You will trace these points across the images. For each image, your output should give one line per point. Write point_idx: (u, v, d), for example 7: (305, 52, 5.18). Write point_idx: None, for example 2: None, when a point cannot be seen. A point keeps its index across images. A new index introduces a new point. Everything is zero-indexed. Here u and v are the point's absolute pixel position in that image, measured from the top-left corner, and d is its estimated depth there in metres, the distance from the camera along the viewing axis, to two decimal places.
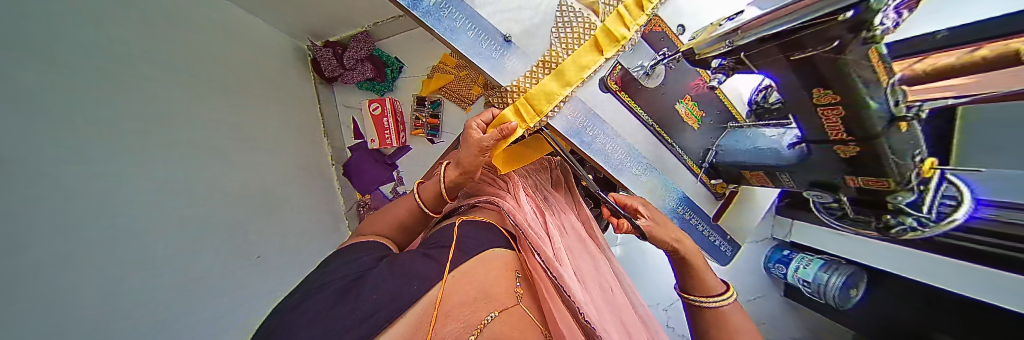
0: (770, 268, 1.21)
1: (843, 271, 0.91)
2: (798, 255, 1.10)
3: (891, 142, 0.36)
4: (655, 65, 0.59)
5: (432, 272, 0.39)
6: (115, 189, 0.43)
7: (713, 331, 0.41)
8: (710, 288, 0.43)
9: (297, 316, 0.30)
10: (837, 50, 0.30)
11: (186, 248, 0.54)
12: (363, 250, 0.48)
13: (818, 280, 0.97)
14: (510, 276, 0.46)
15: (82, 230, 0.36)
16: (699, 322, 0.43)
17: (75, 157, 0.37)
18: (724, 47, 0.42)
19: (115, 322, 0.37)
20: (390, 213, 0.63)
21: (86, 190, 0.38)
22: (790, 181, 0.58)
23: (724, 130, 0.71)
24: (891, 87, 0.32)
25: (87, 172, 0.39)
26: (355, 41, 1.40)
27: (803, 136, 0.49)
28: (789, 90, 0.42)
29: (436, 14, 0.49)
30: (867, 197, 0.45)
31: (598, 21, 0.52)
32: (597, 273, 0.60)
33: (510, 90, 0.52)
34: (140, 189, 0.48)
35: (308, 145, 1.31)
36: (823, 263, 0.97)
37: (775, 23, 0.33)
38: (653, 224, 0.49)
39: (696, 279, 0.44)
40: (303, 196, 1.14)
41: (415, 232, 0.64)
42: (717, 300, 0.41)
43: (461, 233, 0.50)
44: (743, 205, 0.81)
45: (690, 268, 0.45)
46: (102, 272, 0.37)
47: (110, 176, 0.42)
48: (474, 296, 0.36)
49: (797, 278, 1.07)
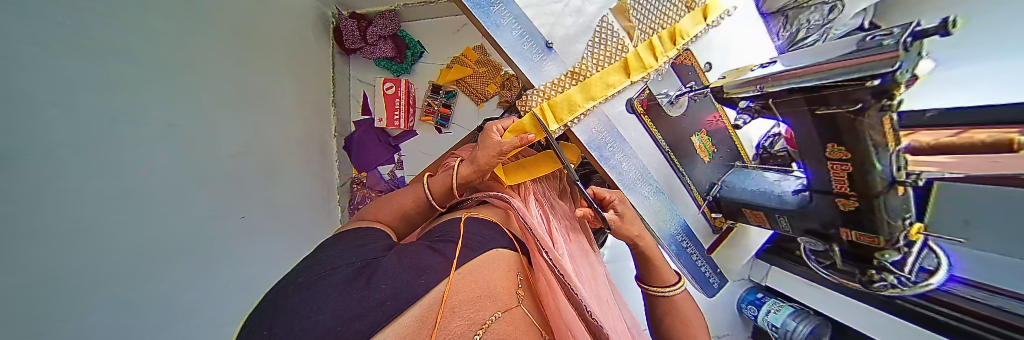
0: (743, 309, 1.26)
1: (810, 320, 0.98)
2: (770, 299, 1.16)
3: (887, 203, 0.39)
4: (680, 95, 0.63)
5: (442, 267, 0.39)
6: (45, 138, 0.38)
7: (668, 317, 0.58)
8: (664, 281, 0.58)
9: (306, 298, 0.30)
10: (858, 112, 0.32)
11: (121, 218, 0.49)
12: (361, 238, 0.47)
13: (786, 326, 1.03)
14: (513, 276, 0.46)
15: (11, 165, 0.32)
16: (660, 312, 0.59)
17: (21, 83, 0.34)
18: (751, 91, 0.45)
19: (21, 303, 0.32)
20: (394, 201, 0.62)
21: (20, 120, 0.34)
22: (787, 226, 0.61)
23: (732, 167, 0.75)
24: (897, 152, 0.35)
25: (25, 115, 0.35)
26: (380, 18, 1.40)
27: (809, 184, 0.52)
28: (808, 141, 0.45)
29: (485, 9, 0.50)
30: (859, 251, 0.48)
31: (631, 45, 0.55)
32: (595, 280, 0.61)
33: (540, 92, 0.54)
34: (74, 149, 0.42)
35: (310, 113, 1.29)
36: (793, 311, 1.04)
37: (806, 77, 0.36)
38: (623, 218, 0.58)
39: (656, 275, 0.58)
40: (291, 164, 1.12)
41: (417, 224, 0.64)
42: (669, 290, 0.57)
43: (466, 230, 0.50)
44: (738, 242, 0.83)
45: (653, 267, 0.58)
46: (15, 218, 0.33)
47: (48, 113, 0.38)
48: (478, 294, 0.37)
49: (765, 321, 1.13)
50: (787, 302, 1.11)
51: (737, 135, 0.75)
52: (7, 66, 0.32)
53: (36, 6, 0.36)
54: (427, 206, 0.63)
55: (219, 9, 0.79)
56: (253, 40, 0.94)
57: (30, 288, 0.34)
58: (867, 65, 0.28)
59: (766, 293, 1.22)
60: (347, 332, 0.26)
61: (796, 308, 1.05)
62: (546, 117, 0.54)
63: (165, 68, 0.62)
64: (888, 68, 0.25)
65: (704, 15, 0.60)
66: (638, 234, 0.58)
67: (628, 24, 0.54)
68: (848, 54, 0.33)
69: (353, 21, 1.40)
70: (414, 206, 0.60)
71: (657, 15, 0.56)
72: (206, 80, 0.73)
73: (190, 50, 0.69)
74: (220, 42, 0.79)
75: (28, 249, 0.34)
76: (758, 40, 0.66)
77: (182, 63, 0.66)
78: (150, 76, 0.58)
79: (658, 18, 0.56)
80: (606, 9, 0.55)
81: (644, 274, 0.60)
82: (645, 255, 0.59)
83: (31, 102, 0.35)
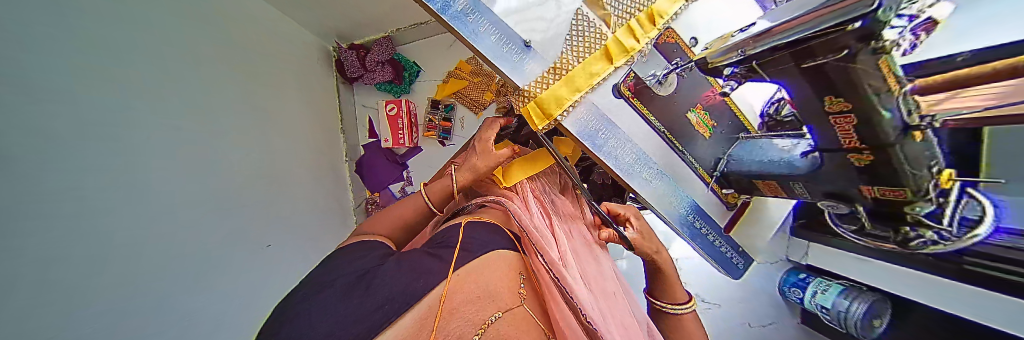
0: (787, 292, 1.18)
1: (863, 297, 0.88)
2: (815, 279, 1.07)
3: (904, 151, 0.36)
4: (667, 74, 0.61)
5: (440, 270, 0.41)
6: (73, 176, 0.41)
7: (673, 332, 0.56)
8: (675, 298, 0.56)
9: (311, 307, 0.32)
10: (849, 59, 0.31)
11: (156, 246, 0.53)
12: (363, 250, 0.49)
13: (837, 307, 0.93)
14: (514, 275, 0.46)
15: (40, 199, 0.35)
16: (662, 323, 0.57)
17: (42, 120, 0.37)
18: (735, 56, 0.43)
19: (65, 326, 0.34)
20: (394, 213, 0.63)
21: (32, 110, 0.36)
22: (804, 191, 0.56)
23: (737, 140, 0.70)
24: (901, 96, 0.34)
25: (49, 152, 0.37)
26: (377, 45, 1.47)
27: (816, 145, 0.49)
28: (804, 100, 0.43)
29: (462, 19, 0.52)
30: (883, 208, 0.45)
31: (609, 32, 0.56)
32: (600, 275, 0.60)
33: (530, 89, 0.55)
34: (101, 183, 0.45)
35: (321, 140, 1.36)
36: (842, 289, 0.94)
37: (785, 34, 0.35)
38: (640, 235, 0.57)
39: (666, 287, 0.56)
40: (308, 190, 1.18)
41: (416, 231, 0.65)
42: (681, 308, 0.55)
43: (466, 234, 0.51)
44: (759, 217, 0.78)
45: (667, 283, 0.56)
46: (54, 247, 0.35)
47: (64, 112, 0.41)
48: (478, 294, 0.37)
49: (813, 304, 1.03)
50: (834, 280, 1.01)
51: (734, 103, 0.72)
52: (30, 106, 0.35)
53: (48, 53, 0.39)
54: (427, 213, 0.65)
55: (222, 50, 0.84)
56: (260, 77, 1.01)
57: (73, 305, 0.36)
58: (842, 11, 0.27)
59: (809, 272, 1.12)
60: (347, 335, 0.28)
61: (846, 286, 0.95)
62: (532, 114, 0.55)
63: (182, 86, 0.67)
64: (867, 9, 0.24)
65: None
66: (656, 250, 0.57)
67: (603, 12, 0.56)
68: (816, 6, 0.33)
69: (352, 52, 1.49)
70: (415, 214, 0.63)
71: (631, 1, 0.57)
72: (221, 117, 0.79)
73: (200, 75, 0.75)
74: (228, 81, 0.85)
75: (67, 276, 0.37)
76: (741, 7, 0.64)
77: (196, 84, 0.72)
78: (158, 81, 0.61)
79: (633, 3, 0.57)
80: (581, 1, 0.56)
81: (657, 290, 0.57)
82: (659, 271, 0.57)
83: (34, 99, 0.36)
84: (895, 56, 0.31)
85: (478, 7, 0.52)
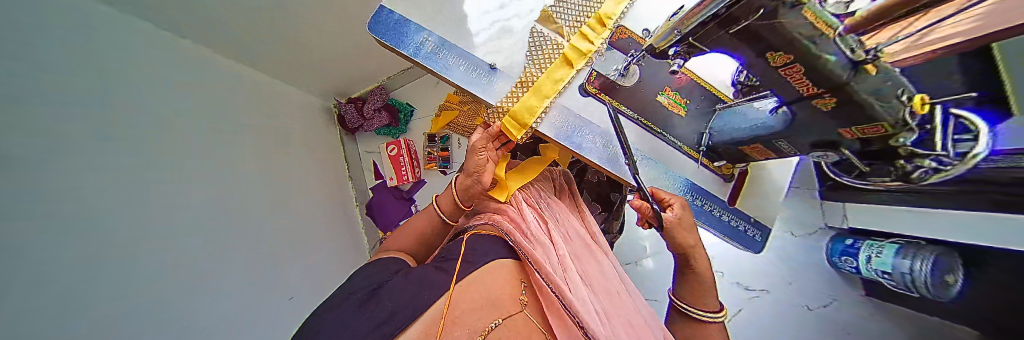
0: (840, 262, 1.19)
1: (924, 255, 0.81)
2: (866, 244, 1.05)
3: (862, 86, 0.37)
4: (627, 65, 0.65)
5: (444, 282, 0.41)
6: (94, 239, 0.43)
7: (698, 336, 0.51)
8: (706, 304, 0.51)
9: (322, 326, 0.34)
10: (770, 16, 0.34)
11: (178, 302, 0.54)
12: (385, 264, 0.53)
13: (901, 269, 0.86)
14: (516, 283, 0.47)
15: (56, 264, 0.36)
16: (688, 328, 0.52)
17: (68, 189, 0.40)
18: (675, 37, 0.45)
19: None
20: (412, 225, 0.70)
21: (72, 150, 0.42)
22: (790, 147, 0.55)
23: (714, 112, 0.69)
24: (839, 38, 0.35)
25: (71, 216, 0.40)
26: (373, 94, 1.59)
27: (782, 100, 0.49)
28: (753, 62, 0.44)
29: (432, 58, 0.62)
30: (871, 146, 0.44)
31: (564, 42, 0.61)
32: (602, 276, 0.58)
33: (501, 105, 0.60)
34: (125, 246, 0.47)
35: (333, 187, 1.41)
36: (899, 249, 0.88)
37: (708, 8, 0.37)
38: (676, 222, 0.54)
39: (691, 290, 0.53)
40: (326, 236, 1.19)
41: (434, 244, 0.70)
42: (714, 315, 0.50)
43: (469, 246, 0.52)
44: (769, 184, 0.73)
45: (694, 282, 0.53)
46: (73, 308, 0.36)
47: (100, 160, 0.47)
48: (480, 302, 0.38)
49: (874, 269, 0.98)
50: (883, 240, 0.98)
51: (698, 76, 0.73)
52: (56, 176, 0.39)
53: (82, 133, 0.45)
54: (442, 222, 0.71)
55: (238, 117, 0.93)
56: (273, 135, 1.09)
57: None
58: None
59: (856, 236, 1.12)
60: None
61: (901, 245, 0.89)
62: (510, 125, 0.58)
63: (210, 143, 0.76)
64: None
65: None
66: (687, 244, 0.54)
67: (554, 26, 0.62)
68: None
69: (350, 105, 1.57)
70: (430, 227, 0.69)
71: (579, 11, 0.62)
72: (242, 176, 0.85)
73: (224, 135, 0.84)
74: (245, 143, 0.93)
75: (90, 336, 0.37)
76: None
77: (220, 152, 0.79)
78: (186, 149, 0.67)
79: (582, 11, 0.62)
80: (534, 23, 0.65)
81: (682, 290, 0.54)
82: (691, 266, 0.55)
83: (70, 165, 0.41)
84: (818, 7, 0.33)
85: (444, 46, 0.63)
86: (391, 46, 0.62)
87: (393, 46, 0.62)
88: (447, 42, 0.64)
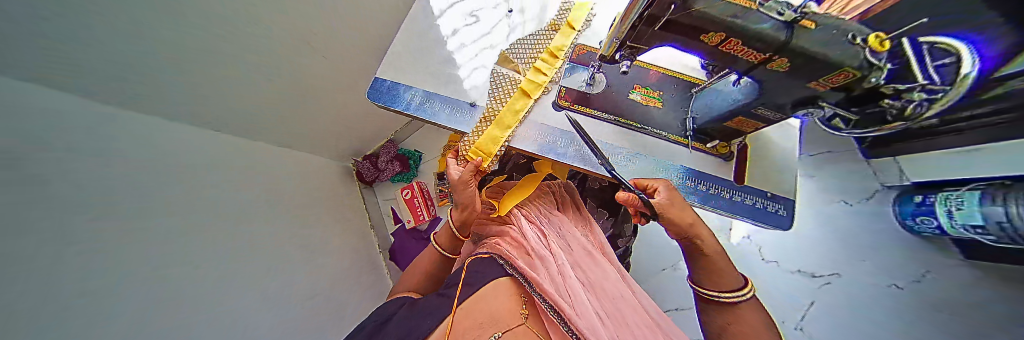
0: (917, 225, 1.12)
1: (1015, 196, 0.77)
2: (939, 198, 1.00)
3: (803, 42, 0.37)
4: (592, 74, 0.70)
5: (446, 309, 0.45)
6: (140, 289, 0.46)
7: (727, 323, 0.48)
8: (727, 283, 0.49)
9: None
10: (684, 7, 0.37)
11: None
12: (390, 302, 0.56)
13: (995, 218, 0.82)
14: (517, 298, 0.48)
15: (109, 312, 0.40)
16: (718, 316, 0.50)
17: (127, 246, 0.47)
18: (614, 42, 0.50)
19: None
20: (416, 268, 0.68)
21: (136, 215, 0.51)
22: (772, 113, 0.53)
23: (691, 96, 0.70)
24: (763, 7, 0.37)
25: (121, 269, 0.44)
26: (384, 149, 1.73)
27: (740, 73, 0.49)
28: (695, 47, 0.46)
29: (420, 107, 0.73)
30: (854, 94, 0.42)
31: (522, 76, 0.72)
32: (605, 280, 0.64)
33: (471, 138, 0.68)
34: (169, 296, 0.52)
35: (357, 238, 1.47)
36: (984, 196, 0.84)
37: (633, 11, 0.41)
38: (669, 204, 0.53)
39: (710, 273, 0.51)
40: (353, 285, 1.21)
41: (435, 279, 0.67)
42: (739, 294, 0.48)
43: (469, 270, 0.55)
44: (777, 154, 0.69)
45: (709, 265, 0.51)
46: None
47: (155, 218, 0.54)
48: (481, 320, 0.41)
49: (964, 225, 0.92)
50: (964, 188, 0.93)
51: (661, 67, 0.75)
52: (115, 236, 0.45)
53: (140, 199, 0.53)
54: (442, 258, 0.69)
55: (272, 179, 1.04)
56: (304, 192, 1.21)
57: None
58: None
59: (927, 191, 1.07)
60: None
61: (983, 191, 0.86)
62: (476, 154, 0.66)
63: (252, 206, 0.87)
64: None
65: (570, 28, 0.76)
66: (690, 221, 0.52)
67: (511, 66, 0.73)
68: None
69: (366, 161, 1.68)
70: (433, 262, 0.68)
71: (533, 48, 0.74)
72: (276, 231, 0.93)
73: (267, 199, 0.96)
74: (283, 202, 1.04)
75: None
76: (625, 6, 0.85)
77: (252, 211, 0.86)
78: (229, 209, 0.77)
79: (534, 50, 0.74)
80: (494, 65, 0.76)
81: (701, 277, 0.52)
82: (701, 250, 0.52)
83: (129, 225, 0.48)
84: None
85: (428, 96, 0.75)
86: (385, 105, 0.74)
87: (386, 105, 0.73)
88: (432, 92, 0.76)
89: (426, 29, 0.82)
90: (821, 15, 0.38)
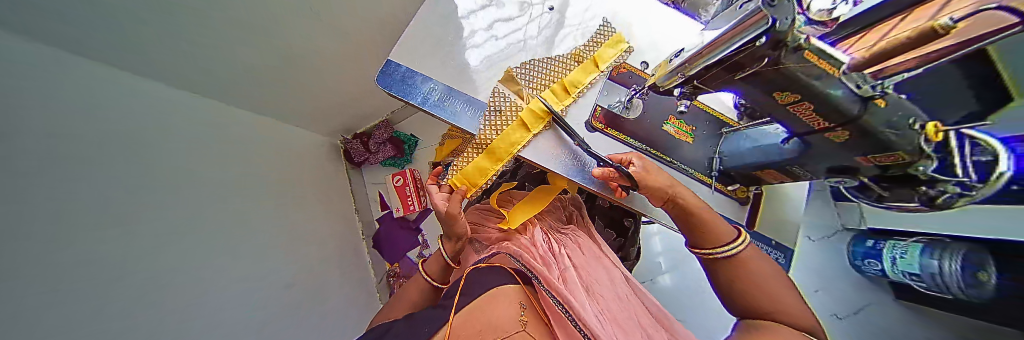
0: (862, 266, 1.26)
1: (949, 251, 0.87)
2: (889, 243, 1.10)
3: (874, 119, 0.37)
4: (630, 98, 0.67)
5: (442, 315, 0.42)
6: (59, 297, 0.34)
7: (733, 277, 0.48)
8: (715, 240, 0.50)
9: None
10: (773, 63, 0.34)
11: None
12: None
13: (929, 269, 0.92)
14: (518, 304, 0.46)
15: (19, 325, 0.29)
16: (723, 276, 0.49)
17: (28, 233, 0.33)
18: (678, 79, 0.47)
19: None
20: (403, 298, 0.61)
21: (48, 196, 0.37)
22: (805, 172, 0.54)
23: (721, 136, 0.71)
24: (847, 75, 0.35)
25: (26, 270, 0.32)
26: (376, 130, 1.56)
27: (792, 131, 0.49)
28: (758, 99, 0.44)
29: (440, 105, 0.65)
30: (892, 172, 0.43)
31: (523, 103, 0.64)
32: (612, 285, 0.64)
33: (460, 163, 0.63)
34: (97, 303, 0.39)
35: (343, 222, 1.35)
36: (925, 248, 0.94)
37: (714, 52, 0.37)
38: (647, 172, 0.54)
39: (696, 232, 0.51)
40: (336, 275, 1.11)
41: (425, 302, 0.61)
42: (728, 248, 0.48)
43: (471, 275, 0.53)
44: (784, 206, 0.73)
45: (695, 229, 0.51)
46: None
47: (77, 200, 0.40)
48: (479, 327, 0.40)
49: (902, 270, 1.04)
50: (909, 239, 1.03)
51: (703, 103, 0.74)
52: (18, 222, 0.32)
53: (47, 174, 0.38)
54: (431, 289, 0.63)
55: (245, 151, 0.88)
56: (284, 168, 1.05)
57: None
58: (748, 29, 0.30)
59: (878, 237, 1.19)
60: None
61: (925, 244, 0.96)
62: (458, 184, 0.62)
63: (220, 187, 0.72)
64: (765, 26, 0.27)
65: (594, 65, 0.71)
66: (670, 185, 0.54)
67: (515, 88, 0.65)
68: (730, 20, 0.34)
69: (358, 140, 1.53)
70: (421, 289, 0.62)
71: (542, 75, 0.68)
72: (249, 213, 0.79)
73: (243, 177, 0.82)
74: (259, 180, 0.89)
75: None
76: (674, 35, 0.82)
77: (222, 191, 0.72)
78: (187, 186, 0.62)
79: (545, 78, 0.68)
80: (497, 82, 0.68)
81: (691, 235, 0.52)
82: (687, 212, 0.53)
83: (29, 204, 0.34)
84: (821, 46, 0.33)
85: (450, 94, 0.67)
86: (398, 96, 0.64)
87: (401, 97, 0.65)
88: (454, 89, 0.68)
89: (452, 12, 0.73)
90: (892, 93, 0.37)
